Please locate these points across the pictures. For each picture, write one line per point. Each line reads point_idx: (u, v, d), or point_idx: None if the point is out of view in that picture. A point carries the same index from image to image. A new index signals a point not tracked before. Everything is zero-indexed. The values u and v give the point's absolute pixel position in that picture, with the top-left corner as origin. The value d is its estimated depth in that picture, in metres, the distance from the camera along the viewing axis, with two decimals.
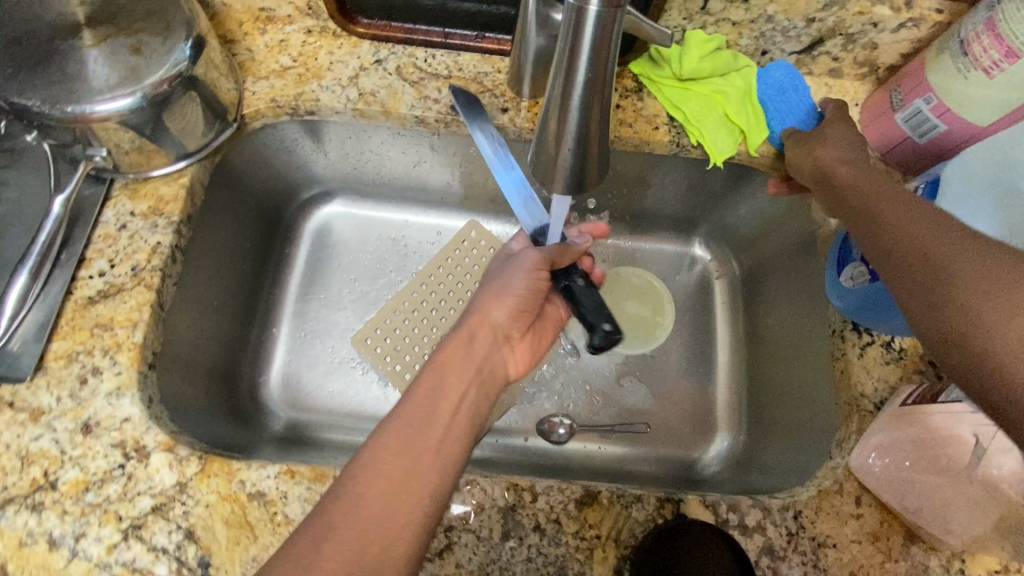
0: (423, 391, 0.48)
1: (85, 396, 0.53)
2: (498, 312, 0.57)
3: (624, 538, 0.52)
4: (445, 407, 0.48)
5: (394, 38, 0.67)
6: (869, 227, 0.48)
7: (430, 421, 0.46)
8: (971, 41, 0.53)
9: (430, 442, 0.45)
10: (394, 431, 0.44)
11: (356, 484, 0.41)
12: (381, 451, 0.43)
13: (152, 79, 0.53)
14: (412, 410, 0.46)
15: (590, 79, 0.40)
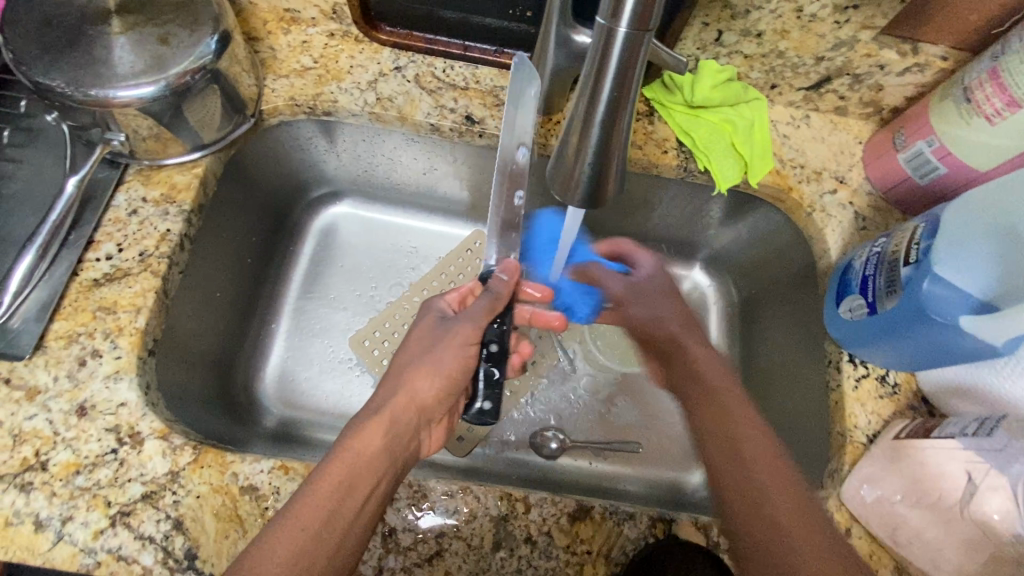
0: (339, 470, 0.47)
1: (82, 378, 0.53)
2: (426, 392, 0.55)
3: (615, 555, 0.52)
4: (352, 503, 0.46)
5: (414, 47, 0.68)
6: (730, 428, 0.51)
7: (345, 503, 0.45)
8: (974, 88, 0.56)
9: (335, 527, 0.44)
10: (291, 528, 0.43)
11: (260, 559, 0.42)
12: (274, 549, 0.42)
13: (177, 69, 0.53)
14: (314, 504, 0.45)
15: (613, 99, 0.38)
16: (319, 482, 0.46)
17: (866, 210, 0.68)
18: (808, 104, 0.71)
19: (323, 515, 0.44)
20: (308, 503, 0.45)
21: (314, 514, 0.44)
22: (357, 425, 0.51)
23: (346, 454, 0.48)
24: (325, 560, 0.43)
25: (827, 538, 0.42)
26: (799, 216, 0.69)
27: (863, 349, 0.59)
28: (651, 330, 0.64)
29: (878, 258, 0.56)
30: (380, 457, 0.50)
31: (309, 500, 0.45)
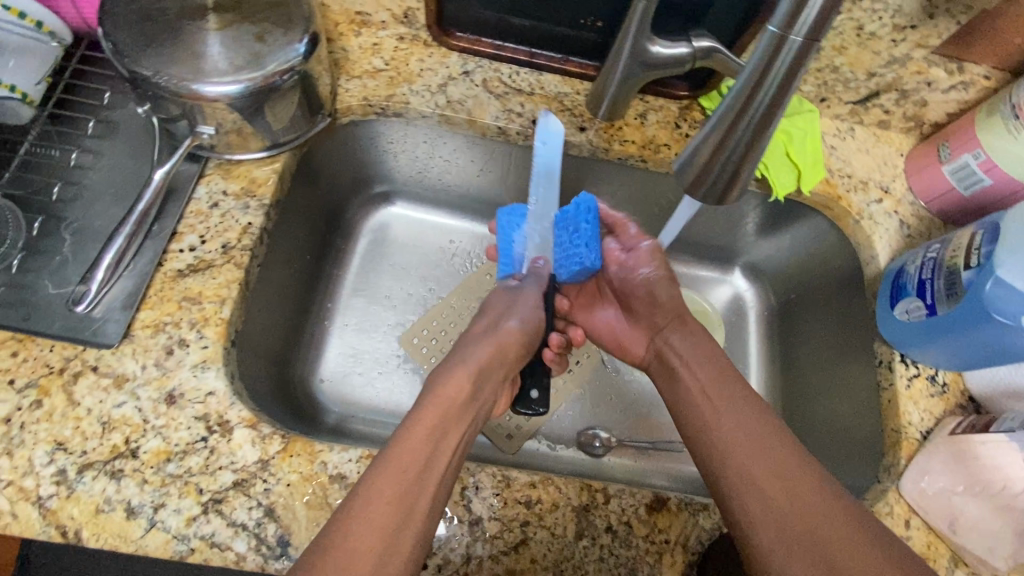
0: (436, 410, 0.51)
1: (170, 366, 0.53)
2: (509, 344, 0.61)
3: (692, 544, 0.54)
4: (450, 441, 0.49)
5: (483, 52, 0.71)
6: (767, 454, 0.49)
7: (442, 443, 0.48)
8: (1022, 106, 0.59)
9: (436, 464, 0.47)
10: (404, 450, 0.46)
11: (374, 489, 0.43)
12: (387, 472, 0.44)
13: (271, 68, 0.55)
14: (421, 431, 0.48)
15: (770, 103, 0.43)
16: (417, 422, 0.49)
17: (911, 218, 0.71)
18: (854, 117, 0.74)
19: (424, 448, 0.47)
20: (406, 441, 0.47)
21: (419, 451, 0.47)
22: (444, 374, 0.55)
23: (438, 397, 0.52)
24: (431, 491, 0.45)
25: (801, 481, 0.46)
26: (846, 222, 0.72)
27: (915, 350, 0.63)
28: (667, 335, 0.66)
29: (934, 263, 0.59)
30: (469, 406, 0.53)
31: (409, 436, 0.47)
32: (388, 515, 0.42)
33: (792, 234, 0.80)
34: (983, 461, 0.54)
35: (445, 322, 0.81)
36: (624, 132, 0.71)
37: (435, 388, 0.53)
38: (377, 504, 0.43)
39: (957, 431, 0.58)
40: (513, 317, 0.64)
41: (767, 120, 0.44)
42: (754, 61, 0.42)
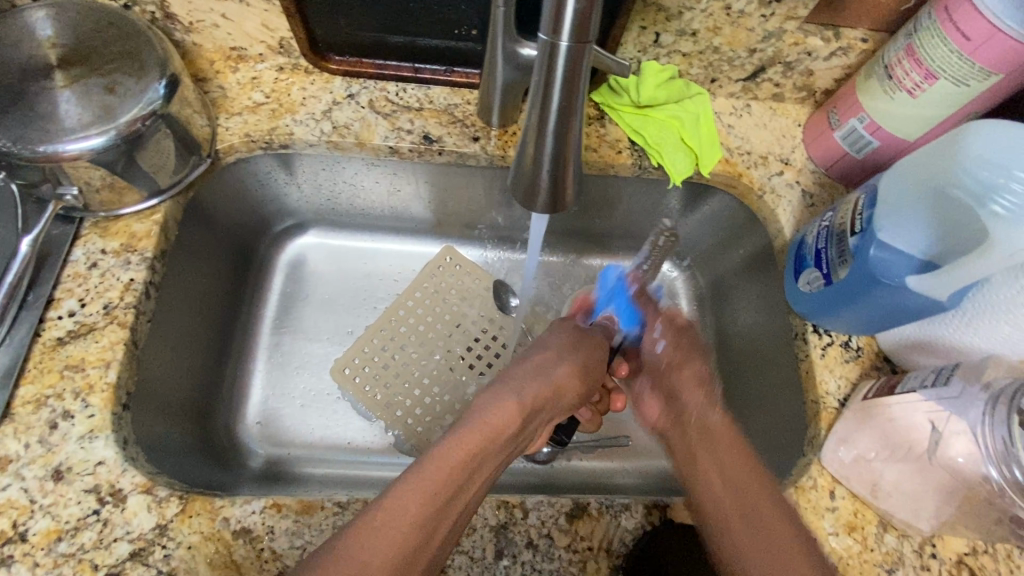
0: (479, 436, 0.49)
1: (55, 441, 0.51)
2: (565, 386, 0.59)
3: (616, 547, 0.53)
4: (482, 472, 0.48)
5: (366, 73, 0.70)
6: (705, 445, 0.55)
7: (484, 469, 0.48)
8: (894, 65, 0.59)
9: (466, 492, 0.46)
10: (438, 467, 0.45)
11: (398, 503, 0.42)
12: (412, 499, 0.42)
13: (125, 117, 0.53)
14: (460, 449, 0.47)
15: (561, 109, 0.39)
16: (459, 443, 0.47)
17: (813, 186, 0.71)
18: (748, 94, 0.74)
19: (455, 481, 0.45)
20: (448, 465, 0.45)
21: (453, 474, 0.45)
22: (499, 402, 0.53)
23: (488, 423, 0.50)
24: (457, 513, 0.45)
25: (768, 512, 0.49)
26: (750, 199, 0.72)
27: (827, 320, 0.62)
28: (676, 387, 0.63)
29: (827, 232, 0.59)
30: (514, 436, 0.52)
31: (448, 458, 0.46)
32: (406, 536, 0.41)
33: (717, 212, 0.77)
34: (895, 423, 0.54)
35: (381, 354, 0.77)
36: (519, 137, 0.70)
37: (488, 415, 0.51)
38: (398, 528, 0.41)
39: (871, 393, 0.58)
40: (569, 359, 0.62)
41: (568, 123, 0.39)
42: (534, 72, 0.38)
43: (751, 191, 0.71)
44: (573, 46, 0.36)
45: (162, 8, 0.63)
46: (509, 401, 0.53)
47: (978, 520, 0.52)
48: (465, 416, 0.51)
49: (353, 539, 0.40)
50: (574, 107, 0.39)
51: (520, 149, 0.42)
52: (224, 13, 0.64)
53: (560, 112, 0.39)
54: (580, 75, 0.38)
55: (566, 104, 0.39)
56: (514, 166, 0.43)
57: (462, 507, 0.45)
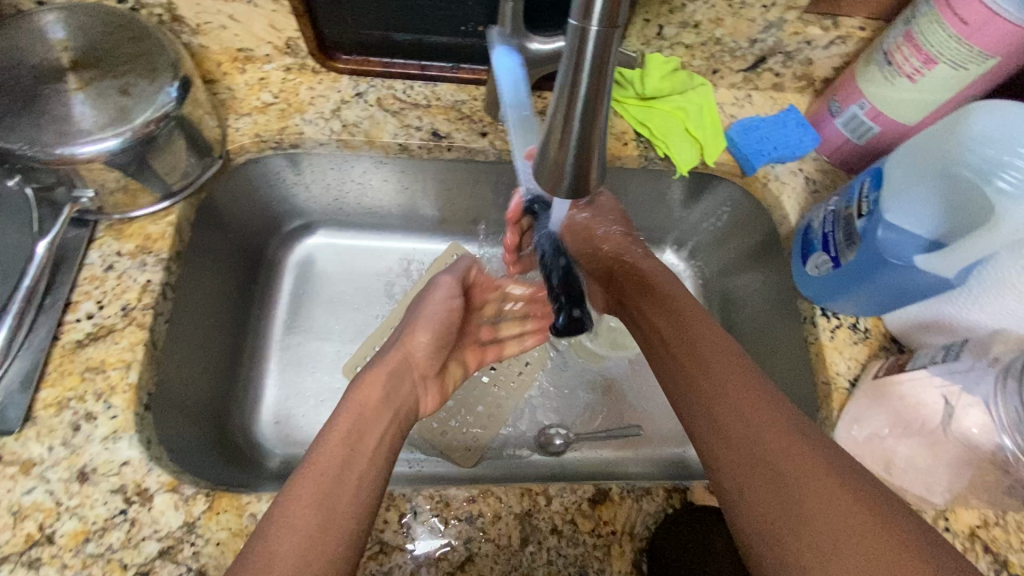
0: (349, 415, 0.53)
1: (79, 443, 0.51)
2: (416, 351, 0.65)
3: (639, 531, 0.54)
4: (361, 447, 0.51)
5: (373, 72, 0.70)
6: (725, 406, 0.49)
7: (367, 437, 0.52)
8: (893, 51, 0.61)
9: (350, 473, 0.48)
10: (315, 472, 0.47)
11: (281, 524, 0.43)
12: (294, 502, 0.45)
13: (141, 118, 0.54)
14: (335, 443, 0.50)
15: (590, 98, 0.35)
16: (325, 444, 0.50)
17: (816, 173, 0.72)
18: (749, 85, 0.75)
19: (345, 461, 0.49)
20: (331, 448, 0.49)
21: (332, 460, 0.48)
22: (371, 386, 0.58)
23: (354, 404, 0.55)
24: (353, 494, 0.47)
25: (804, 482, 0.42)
26: (755, 187, 0.73)
27: (835, 303, 0.63)
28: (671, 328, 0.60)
29: (834, 216, 0.60)
30: (386, 408, 0.57)
31: (328, 450, 0.49)
32: (305, 521, 0.44)
33: (720, 202, 0.78)
34: (908, 400, 0.55)
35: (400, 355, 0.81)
36: None
37: (357, 399, 0.56)
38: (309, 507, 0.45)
39: (878, 374, 0.59)
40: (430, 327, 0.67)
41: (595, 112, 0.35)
42: (562, 62, 0.34)
43: (755, 180, 0.72)
44: (602, 32, 0.32)
45: (171, 11, 0.63)
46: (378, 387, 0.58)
47: (992, 493, 0.53)
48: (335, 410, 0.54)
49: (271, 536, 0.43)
50: (604, 96, 0.35)
51: (546, 139, 0.38)
52: (231, 15, 0.64)
53: (587, 105, 0.35)
54: (609, 65, 0.34)
55: (596, 94, 0.34)
56: (541, 150, 0.38)
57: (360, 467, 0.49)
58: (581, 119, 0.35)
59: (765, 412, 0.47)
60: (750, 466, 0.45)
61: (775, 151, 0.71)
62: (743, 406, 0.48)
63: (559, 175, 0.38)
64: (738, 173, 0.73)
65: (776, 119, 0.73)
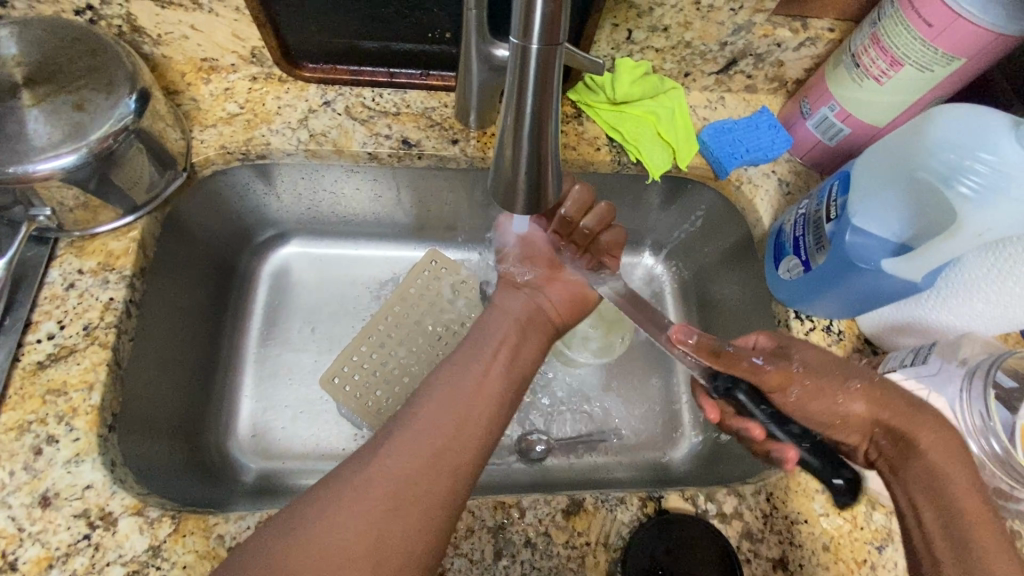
0: (475, 362, 0.55)
1: (40, 467, 0.50)
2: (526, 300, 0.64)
3: (613, 540, 0.54)
4: (476, 389, 0.53)
5: (341, 80, 0.69)
6: (906, 444, 0.50)
7: (463, 438, 0.49)
8: (861, 53, 0.60)
9: (467, 423, 0.50)
10: (427, 409, 0.50)
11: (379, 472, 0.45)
12: (402, 439, 0.48)
13: (98, 134, 0.53)
14: (449, 388, 0.52)
15: (538, 113, 0.35)
16: (444, 394, 0.51)
17: (789, 175, 0.72)
18: (721, 87, 0.75)
19: (430, 435, 0.48)
20: (418, 444, 0.47)
21: (444, 409, 0.50)
22: (466, 373, 0.54)
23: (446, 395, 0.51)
24: (456, 454, 0.48)
25: (983, 534, 0.44)
26: (728, 190, 0.73)
27: (808, 306, 0.63)
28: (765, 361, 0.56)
29: (804, 219, 0.60)
30: (487, 395, 0.53)
31: (420, 447, 0.47)
32: (411, 467, 0.46)
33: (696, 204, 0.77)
34: None
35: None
36: None
37: (458, 387, 0.53)
38: (379, 501, 0.44)
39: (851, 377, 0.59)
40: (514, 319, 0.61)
41: (545, 128, 0.35)
42: (508, 77, 0.34)
43: (729, 183, 0.72)
44: (544, 50, 0.32)
45: (130, 22, 0.62)
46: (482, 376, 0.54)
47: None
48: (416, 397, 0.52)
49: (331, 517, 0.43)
50: (550, 111, 0.35)
51: (499, 154, 0.37)
52: (193, 24, 0.63)
53: (535, 120, 0.34)
54: (555, 81, 0.34)
55: (542, 111, 0.34)
56: (494, 166, 0.38)
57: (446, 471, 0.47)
58: (528, 134, 0.35)
59: (947, 457, 0.48)
60: (935, 505, 0.46)
61: (747, 154, 0.71)
62: (955, 487, 0.46)
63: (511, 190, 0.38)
64: (712, 177, 0.73)
65: (746, 121, 0.73)
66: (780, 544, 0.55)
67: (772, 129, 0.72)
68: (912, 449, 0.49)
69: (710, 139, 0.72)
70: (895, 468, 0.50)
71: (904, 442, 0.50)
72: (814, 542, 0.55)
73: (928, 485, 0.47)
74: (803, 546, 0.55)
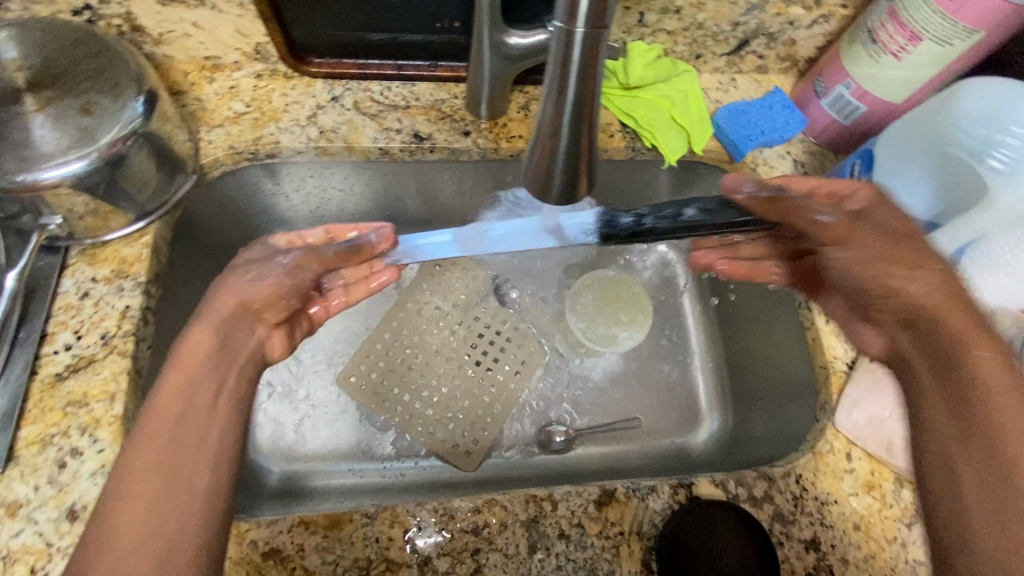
0: (178, 373, 0.44)
1: (65, 480, 0.49)
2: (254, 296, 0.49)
3: (646, 530, 0.54)
4: (195, 407, 0.43)
5: (348, 74, 0.68)
6: (962, 393, 0.42)
7: (148, 440, 0.41)
8: (878, 29, 0.59)
9: (192, 447, 0.41)
10: (143, 438, 0.41)
11: (112, 525, 0.38)
12: (133, 492, 0.39)
13: (106, 138, 0.51)
14: (169, 389, 0.43)
15: (579, 100, 0.34)
16: (160, 405, 0.43)
17: (803, 155, 0.72)
18: (732, 68, 0.74)
19: (176, 475, 0.40)
20: (141, 468, 0.40)
21: (160, 451, 0.41)
22: (175, 392, 0.43)
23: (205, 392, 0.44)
24: (182, 506, 0.39)
25: None
26: (743, 173, 0.72)
27: None
28: (919, 278, 0.47)
29: None
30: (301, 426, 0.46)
31: (152, 494, 0.39)
32: (144, 514, 0.38)
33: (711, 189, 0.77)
34: None
35: (404, 364, 0.81)
36: (510, 128, 0.69)
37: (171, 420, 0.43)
38: (158, 533, 0.38)
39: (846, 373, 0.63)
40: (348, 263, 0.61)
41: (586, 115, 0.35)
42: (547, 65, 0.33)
43: (744, 165, 0.71)
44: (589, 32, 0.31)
45: (130, 21, 0.60)
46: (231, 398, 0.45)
47: None
48: (150, 391, 0.44)
49: (86, 551, 0.38)
50: (592, 97, 0.34)
51: (536, 143, 0.37)
52: (195, 21, 0.61)
53: (575, 108, 0.34)
54: (597, 67, 0.33)
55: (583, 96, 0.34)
56: (529, 156, 0.38)
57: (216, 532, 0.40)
58: (568, 124, 0.35)
59: None
60: (987, 456, 0.40)
61: (762, 136, 0.70)
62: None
63: (549, 177, 0.38)
64: (726, 160, 0.72)
65: (757, 102, 0.72)
66: (812, 525, 0.55)
67: (785, 107, 0.71)
68: (958, 386, 0.43)
69: (724, 121, 0.70)
70: (937, 387, 0.44)
71: (946, 366, 0.44)
72: (845, 522, 0.55)
73: (978, 446, 0.40)
74: (835, 526, 0.55)
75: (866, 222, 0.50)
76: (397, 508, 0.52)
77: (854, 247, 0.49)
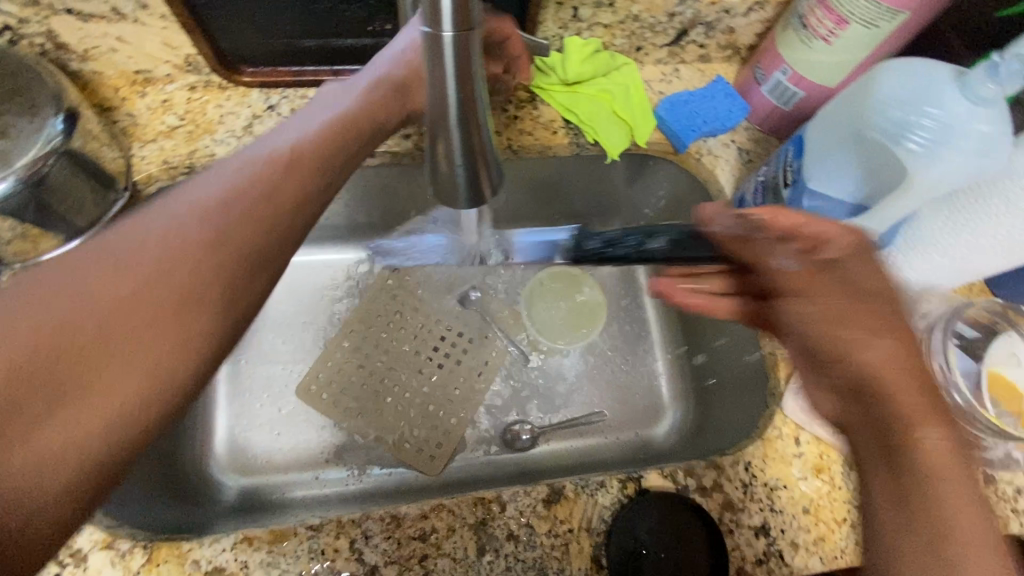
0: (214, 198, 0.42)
1: None
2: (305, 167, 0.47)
3: (595, 525, 0.54)
4: (182, 258, 0.38)
5: (283, 83, 0.67)
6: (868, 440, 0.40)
7: (114, 272, 0.36)
8: (808, 14, 0.59)
9: (155, 298, 0.37)
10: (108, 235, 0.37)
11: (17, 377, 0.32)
12: (78, 291, 0.35)
13: (24, 160, 0.50)
14: (196, 217, 0.40)
15: (461, 103, 0.34)
16: (180, 218, 0.40)
17: (748, 143, 0.72)
18: (675, 59, 0.74)
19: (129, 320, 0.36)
20: (96, 283, 0.36)
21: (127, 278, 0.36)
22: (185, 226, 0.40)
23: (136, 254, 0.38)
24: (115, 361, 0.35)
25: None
26: (689, 163, 0.72)
27: None
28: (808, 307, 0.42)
29: (762, 187, 0.60)
30: (189, 326, 0.38)
31: (96, 333, 0.35)
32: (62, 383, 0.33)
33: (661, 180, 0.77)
34: None
35: (363, 371, 0.80)
36: None
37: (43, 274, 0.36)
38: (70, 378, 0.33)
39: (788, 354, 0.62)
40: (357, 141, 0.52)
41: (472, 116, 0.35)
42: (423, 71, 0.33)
43: (688, 156, 0.72)
44: (459, 36, 0.31)
45: (52, 39, 0.59)
46: (176, 266, 0.38)
47: None
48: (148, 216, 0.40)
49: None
50: (474, 98, 0.34)
51: (432, 147, 0.37)
52: (119, 36, 0.60)
53: (459, 111, 0.34)
54: (472, 70, 0.33)
55: (465, 98, 0.34)
56: (429, 160, 0.38)
57: (75, 466, 0.33)
58: (457, 127, 0.35)
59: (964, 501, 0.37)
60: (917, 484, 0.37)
61: (706, 125, 0.70)
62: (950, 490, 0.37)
63: (451, 183, 0.38)
64: (672, 151, 0.72)
65: (698, 91, 0.72)
66: (762, 512, 0.55)
67: (726, 95, 0.71)
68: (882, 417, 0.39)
69: (666, 113, 0.70)
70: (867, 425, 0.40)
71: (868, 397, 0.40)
72: (794, 506, 0.56)
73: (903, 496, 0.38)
74: (784, 511, 0.56)
75: (834, 273, 0.42)
76: (343, 518, 0.51)
77: (811, 302, 0.42)
